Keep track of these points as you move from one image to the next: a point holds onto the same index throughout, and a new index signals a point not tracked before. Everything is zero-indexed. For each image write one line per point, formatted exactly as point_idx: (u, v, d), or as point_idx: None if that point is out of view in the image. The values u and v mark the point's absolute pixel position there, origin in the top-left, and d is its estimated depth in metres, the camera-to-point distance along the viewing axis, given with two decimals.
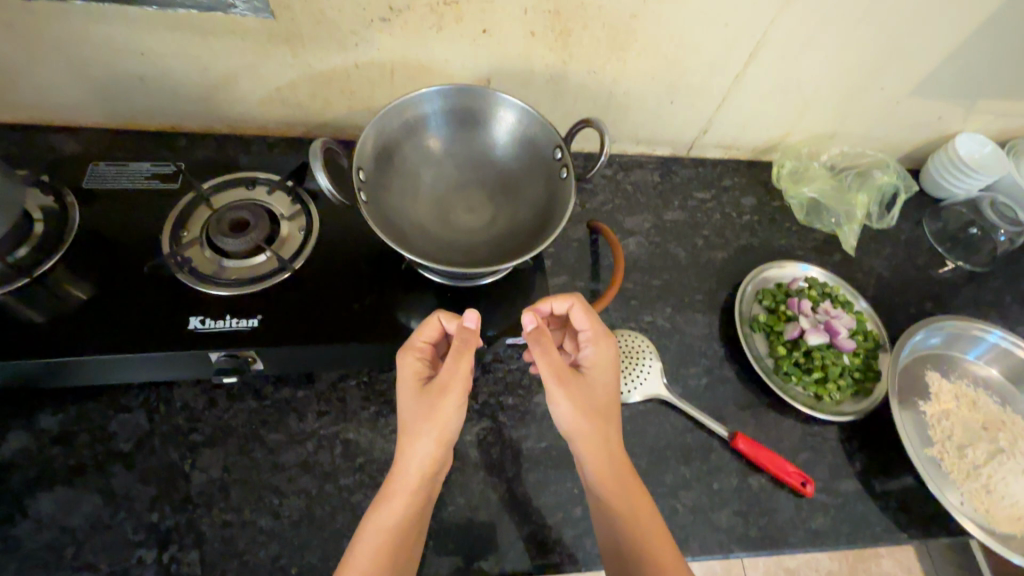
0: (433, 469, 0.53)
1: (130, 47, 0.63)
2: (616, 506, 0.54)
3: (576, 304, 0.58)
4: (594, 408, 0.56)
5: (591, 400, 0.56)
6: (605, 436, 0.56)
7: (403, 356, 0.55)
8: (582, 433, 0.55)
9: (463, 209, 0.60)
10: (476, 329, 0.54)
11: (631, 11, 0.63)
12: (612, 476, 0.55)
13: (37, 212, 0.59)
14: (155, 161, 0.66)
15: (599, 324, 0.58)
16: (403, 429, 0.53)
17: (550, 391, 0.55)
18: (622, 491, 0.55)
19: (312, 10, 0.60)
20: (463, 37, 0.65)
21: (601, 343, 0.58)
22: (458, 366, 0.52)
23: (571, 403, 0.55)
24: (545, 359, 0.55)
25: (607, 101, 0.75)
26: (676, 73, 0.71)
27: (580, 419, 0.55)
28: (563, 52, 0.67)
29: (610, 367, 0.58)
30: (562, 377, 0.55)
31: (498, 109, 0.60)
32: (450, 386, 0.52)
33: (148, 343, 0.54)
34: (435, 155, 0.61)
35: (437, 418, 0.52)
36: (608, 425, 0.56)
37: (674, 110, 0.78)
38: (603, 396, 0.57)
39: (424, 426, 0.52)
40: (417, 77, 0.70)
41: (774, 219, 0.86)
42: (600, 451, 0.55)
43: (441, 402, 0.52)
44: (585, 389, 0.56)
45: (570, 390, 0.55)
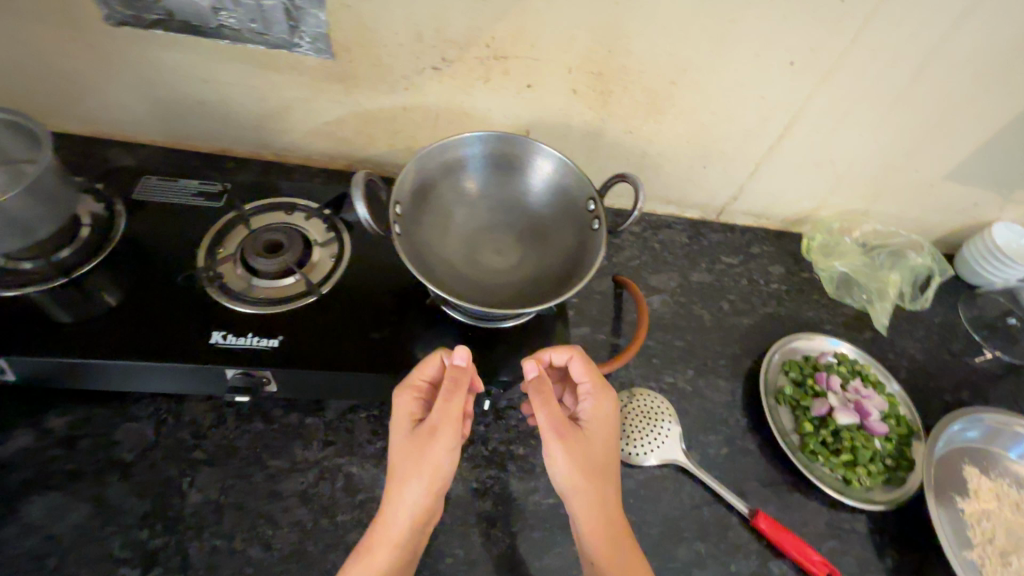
0: (421, 515, 0.51)
1: (198, 74, 0.68)
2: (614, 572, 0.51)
3: (575, 357, 0.57)
4: (592, 464, 0.53)
5: (590, 456, 0.54)
6: (603, 495, 0.53)
7: (400, 394, 0.54)
8: (580, 492, 0.52)
9: (491, 251, 0.61)
10: (465, 367, 0.53)
11: (670, 77, 0.65)
12: (610, 539, 0.52)
13: (86, 218, 0.62)
14: (203, 180, 0.68)
15: (598, 378, 0.57)
16: (392, 471, 0.51)
17: (547, 445, 0.53)
18: (619, 554, 0.51)
19: (369, 53, 0.64)
20: (507, 89, 0.68)
21: (600, 398, 0.56)
22: (449, 406, 0.51)
23: (570, 458, 0.52)
24: (543, 409, 0.53)
25: (640, 160, 0.77)
26: (710, 139, 0.73)
27: (577, 476, 0.52)
28: (601, 111, 0.70)
29: (610, 422, 0.56)
30: (560, 430, 0.53)
31: (534, 159, 0.61)
32: (440, 428, 0.51)
33: (169, 352, 0.54)
34: (470, 196, 0.62)
35: (427, 463, 0.50)
36: (607, 485, 0.54)
37: (706, 174, 0.79)
38: (602, 452, 0.55)
39: (414, 470, 0.50)
40: (460, 123, 0.73)
41: (803, 290, 0.85)
42: (597, 509, 0.52)
43: (432, 445, 0.50)
44: (583, 444, 0.54)
45: (568, 444, 0.53)
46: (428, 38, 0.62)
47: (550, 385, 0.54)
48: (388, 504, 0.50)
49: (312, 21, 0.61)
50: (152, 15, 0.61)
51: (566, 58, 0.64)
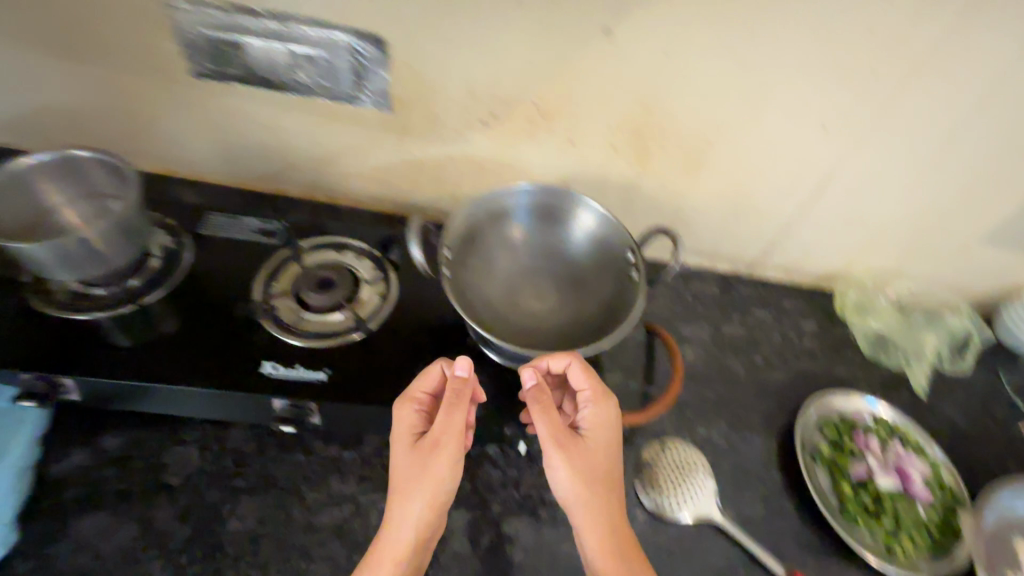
0: (423, 529, 0.52)
1: (266, 122, 0.74)
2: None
3: (574, 362, 0.55)
4: (594, 474, 0.53)
5: (592, 466, 0.53)
6: (605, 506, 0.52)
7: (400, 406, 0.55)
8: (582, 504, 0.52)
9: (531, 296, 0.63)
10: (467, 377, 0.53)
11: (706, 137, 0.68)
12: (614, 552, 0.51)
13: (157, 249, 0.66)
14: (264, 220, 0.72)
15: (599, 384, 0.55)
16: (394, 485, 0.52)
17: (546, 455, 0.53)
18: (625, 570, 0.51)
19: (424, 108, 0.69)
20: (550, 144, 0.72)
21: (601, 404, 0.55)
22: (450, 420, 0.52)
23: (569, 468, 0.52)
24: (543, 418, 0.53)
25: (674, 214, 0.79)
26: (744, 196, 0.75)
27: (578, 486, 0.52)
28: (638, 167, 0.73)
29: (612, 430, 0.55)
30: (559, 439, 0.53)
31: (576, 211, 0.63)
32: (442, 442, 0.52)
33: (222, 380, 0.56)
34: (512, 242, 0.64)
35: (429, 478, 0.51)
36: (610, 496, 0.53)
37: (739, 230, 0.81)
38: (604, 462, 0.54)
39: (417, 483, 0.51)
40: (503, 173, 0.77)
41: (837, 348, 0.85)
42: (600, 521, 0.52)
43: (434, 459, 0.52)
44: (584, 454, 0.53)
45: (568, 454, 0.53)
46: (480, 97, 0.67)
47: (548, 393, 0.54)
48: (391, 518, 0.51)
49: (376, 79, 0.66)
50: (232, 71, 0.68)
51: (607, 117, 0.68)
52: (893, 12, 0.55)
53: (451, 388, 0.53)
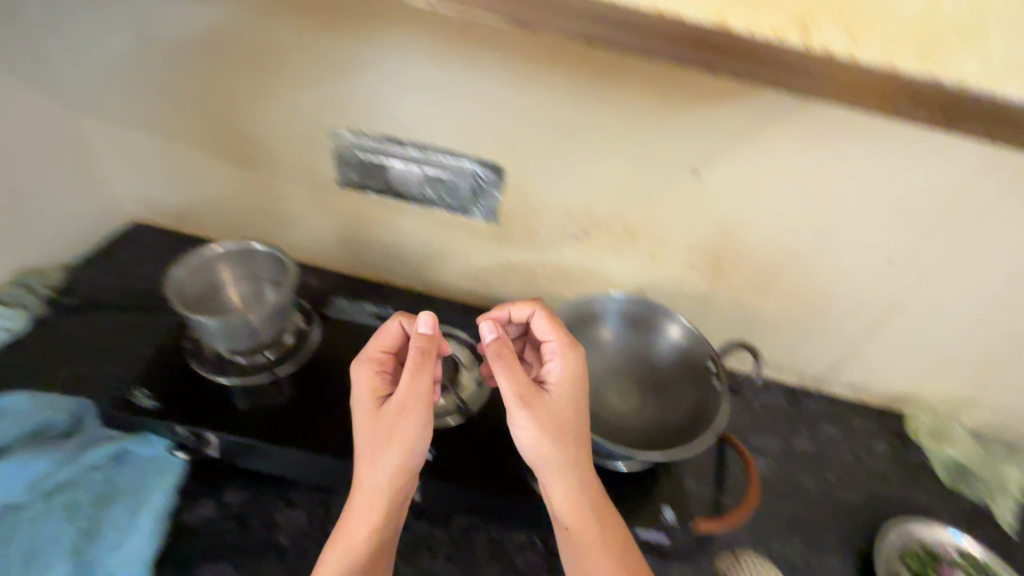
0: (395, 492, 0.54)
1: (387, 225, 0.87)
2: (587, 540, 0.54)
3: (536, 312, 0.62)
4: (559, 425, 0.55)
5: (556, 420, 0.55)
6: (573, 461, 0.55)
7: (362, 368, 0.59)
8: (547, 456, 0.54)
9: (615, 395, 0.69)
10: (430, 335, 0.56)
11: (778, 261, 0.76)
12: (583, 505, 0.55)
13: (292, 329, 0.76)
14: (379, 306, 0.84)
15: (559, 334, 0.60)
16: (362, 446, 0.54)
17: (512, 414, 0.54)
18: (595, 523, 0.55)
19: (526, 223, 0.81)
20: (633, 258, 0.81)
21: (563, 356, 0.58)
22: (416, 384, 0.54)
23: (534, 423, 0.54)
24: (507, 377, 0.54)
25: (745, 326, 0.85)
26: (812, 315, 0.81)
27: (547, 444, 0.54)
28: (713, 282, 0.81)
29: (575, 382, 0.57)
30: (525, 398, 0.54)
31: (664, 322, 0.70)
32: (408, 403, 0.54)
33: (338, 449, 0.63)
34: (600, 342, 0.71)
35: (398, 438, 0.53)
36: (573, 447, 0.55)
37: (807, 346, 0.85)
38: (567, 415, 0.56)
39: (386, 442, 0.54)
40: (587, 280, 0.86)
41: (912, 473, 0.84)
42: (569, 476, 0.55)
43: (401, 420, 0.54)
44: (549, 409, 0.55)
45: (533, 408, 0.54)
46: (577, 217, 0.78)
47: (510, 349, 0.56)
48: (364, 475, 0.54)
49: (489, 197, 0.79)
50: (370, 183, 0.82)
51: (688, 238, 0.77)
52: (953, 175, 0.63)
53: (417, 348, 0.55)
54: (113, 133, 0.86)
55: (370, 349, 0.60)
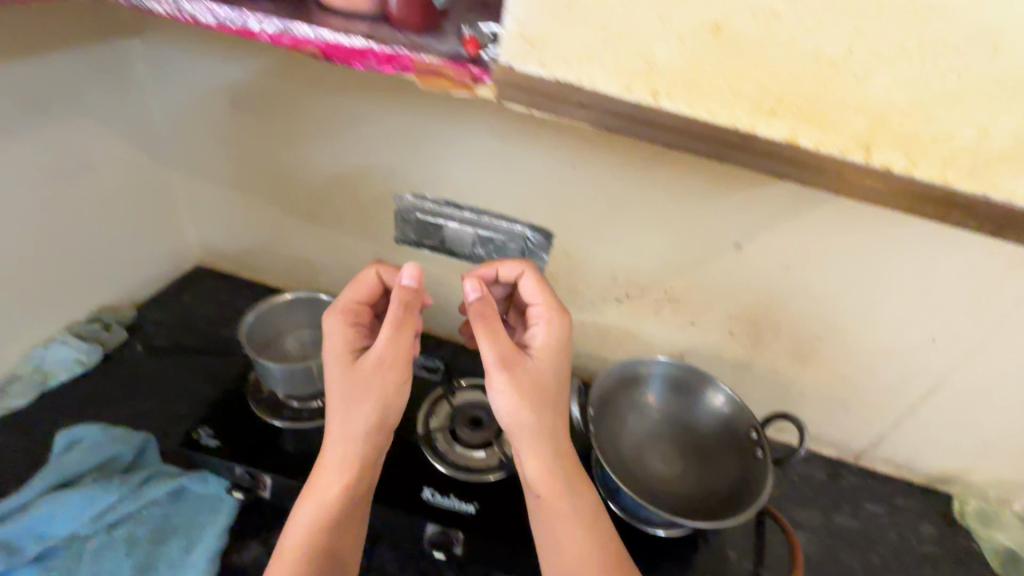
0: (368, 446, 0.55)
1: (437, 280, 0.92)
2: (558, 506, 0.55)
3: (525, 273, 0.63)
4: (535, 387, 0.55)
5: (533, 382, 0.55)
6: (549, 424, 0.55)
7: (340, 320, 0.59)
8: (522, 419, 0.54)
9: (656, 459, 0.70)
10: (411, 288, 0.55)
11: (818, 333, 0.77)
12: (555, 469, 0.55)
13: None
14: (427, 357, 0.86)
15: (545, 297, 0.61)
16: (337, 398, 0.55)
17: (491, 373, 0.54)
18: (567, 488, 0.56)
19: (570, 284, 0.84)
20: (673, 323, 0.84)
21: (548, 319, 0.59)
22: (394, 338, 0.55)
23: (511, 383, 0.54)
24: (488, 337, 0.55)
25: (783, 395, 0.86)
26: (851, 389, 0.81)
27: (522, 404, 0.54)
28: (752, 350, 0.83)
29: (554, 345, 0.58)
30: (506, 358, 0.54)
31: (708, 390, 0.71)
32: (384, 356, 0.54)
33: (386, 497, 0.65)
34: (643, 405, 0.73)
35: (373, 391, 0.54)
36: (551, 411, 0.56)
37: (847, 419, 0.85)
38: (543, 376, 0.56)
39: (362, 394, 0.54)
40: (627, 341, 0.88)
41: (961, 559, 0.81)
42: (544, 440, 0.55)
43: (377, 374, 0.54)
44: (528, 371, 0.55)
45: (512, 369, 0.54)
46: (620, 281, 0.82)
47: (493, 310, 0.56)
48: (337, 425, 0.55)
49: (537, 259, 0.83)
50: (425, 241, 0.88)
51: (729, 306, 0.79)
52: (995, 261, 0.65)
53: (398, 301, 0.54)
54: (193, 186, 0.94)
55: (348, 304, 0.61)
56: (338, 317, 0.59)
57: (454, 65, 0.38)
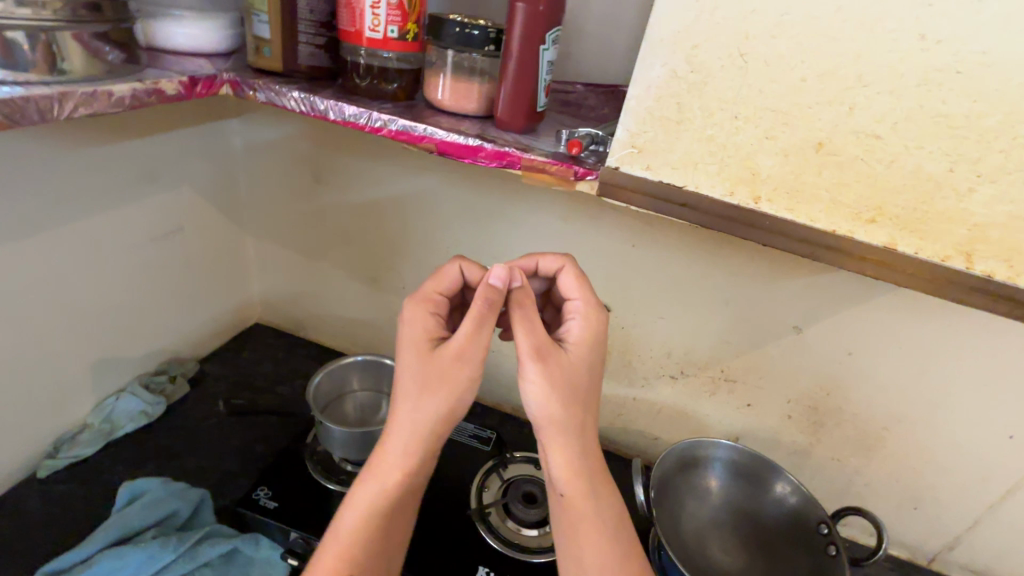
0: (432, 440, 0.50)
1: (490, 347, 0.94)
2: (583, 519, 0.49)
3: (565, 267, 0.55)
4: (571, 389, 0.49)
5: (570, 382, 0.49)
6: (580, 426, 0.49)
7: (414, 307, 0.52)
8: (551, 420, 0.48)
9: (718, 549, 0.68)
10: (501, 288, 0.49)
11: (883, 423, 0.75)
12: (580, 475, 0.49)
13: None
14: (477, 425, 0.86)
15: (588, 294, 0.53)
16: (404, 384, 0.49)
17: (523, 365, 0.48)
18: (596, 499, 0.49)
19: (624, 358, 0.85)
20: (729, 403, 0.83)
21: (588, 316, 0.52)
22: (478, 334, 0.49)
23: (544, 379, 0.48)
24: (523, 325, 0.48)
25: (845, 486, 0.82)
26: (921, 483, 0.77)
27: (555, 405, 0.48)
28: (812, 436, 0.80)
29: (595, 347, 0.51)
30: (542, 351, 0.48)
31: (774, 479, 0.69)
32: (464, 350, 0.48)
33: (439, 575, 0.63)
34: (703, 489, 0.72)
35: (447, 385, 0.49)
36: (585, 417, 0.50)
37: (917, 516, 0.80)
38: (582, 379, 0.50)
39: (434, 385, 0.49)
40: (679, 419, 0.87)
41: None
42: (574, 444, 0.49)
43: (456, 368, 0.49)
44: (564, 369, 0.49)
45: (546, 366, 0.48)
46: (675, 357, 0.82)
47: (531, 300, 0.51)
48: (401, 414, 0.50)
49: None
50: None
51: (788, 390, 0.78)
52: None
53: (481, 299, 0.48)
54: (265, 249, 1.00)
55: (432, 293, 0.53)
56: (417, 303, 0.52)
57: (558, 163, 0.42)
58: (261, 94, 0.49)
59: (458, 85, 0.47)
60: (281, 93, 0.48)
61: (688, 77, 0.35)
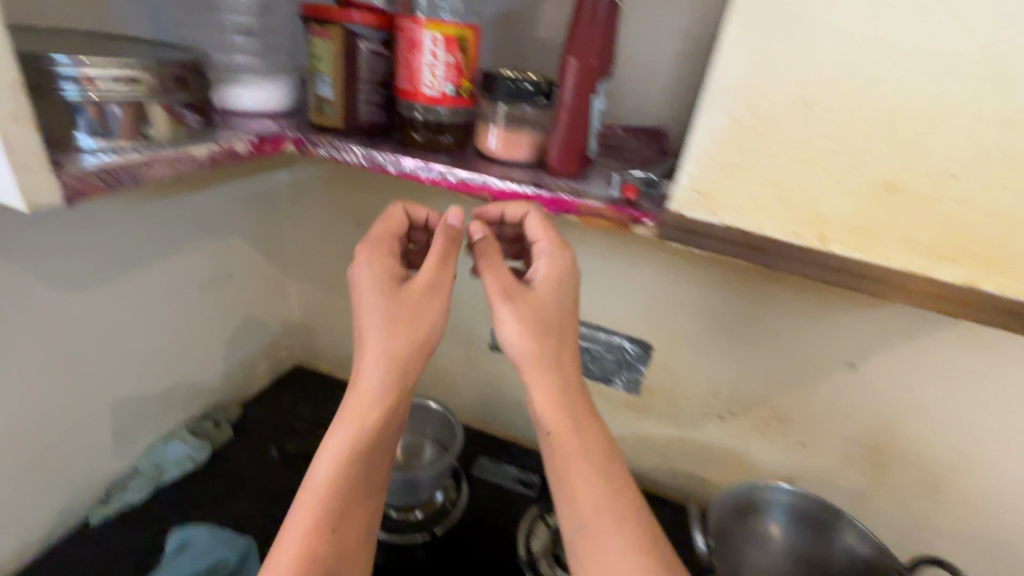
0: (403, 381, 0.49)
1: None
2: (568, 454, 0.48)
3: (530, 213, 0.52)
4: (542, 321, 0.49)
5: (540, 316, 0.50)
6: (555, 361, 0.49)
7: (370, 249, 0.53)
8: (525, 353, 0.48)
9: None
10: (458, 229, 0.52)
11: (950, 463, 0.71)
12: (562, 408, 0.49)
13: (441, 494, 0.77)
14: (521, 469, 0.85)
15: (554, 236, 0.52)
16: (371, 322, 0.49)
17: (494, 309, 0.49)
18: (580, 432, 0.48)
19: (668, 398, 0.83)
20: (781, 444, 0.80)
21: (554, 256, 0.51)
22: (441, 271, 0.51)
23: (513, 314, 0.48)
24: (488, 268, 0.50)
25: (912, 532, 0.77)
26: (997, 531, 0.72)
27: (527, 336, 0.48)
28: (872, 479, 0.76)
29: (563, 281, 0.51)
30: (509, 292, 0.49)
31: (843, 528, 0.64)
32: (428, 285, 0.51)
33: None
34: (763, 537, 0.68)
35: (417, 321, 0.50)
36: (561, 350, 0.50)
37: (996, 568, 0.74)
38: (553, 311, 0.50)
39: (402, 320, 0.49)
40: (728, 461, 0.84)
41: None
42: (552, 373, 0.49)
43: (423, 304, 0.50)
44: (533, 304, 0.50)
45: (515, 302, 0.49)
46: (723, 397, 0.80)
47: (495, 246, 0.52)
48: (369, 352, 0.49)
49: (635, 370, 0.83)
50: None
51: (844, 430, 0.75)
52: None
53: (441, 238, 0.51)
54: (307, 294, 1.02)
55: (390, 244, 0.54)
56: (373, 248, 0.53)
57: (614, 209, 0.43)
58: (322, 150, 0.51)
59: (510, 134, 0.49)
60: (341, 149, 0.50)
61: (749, 122, 0.36)
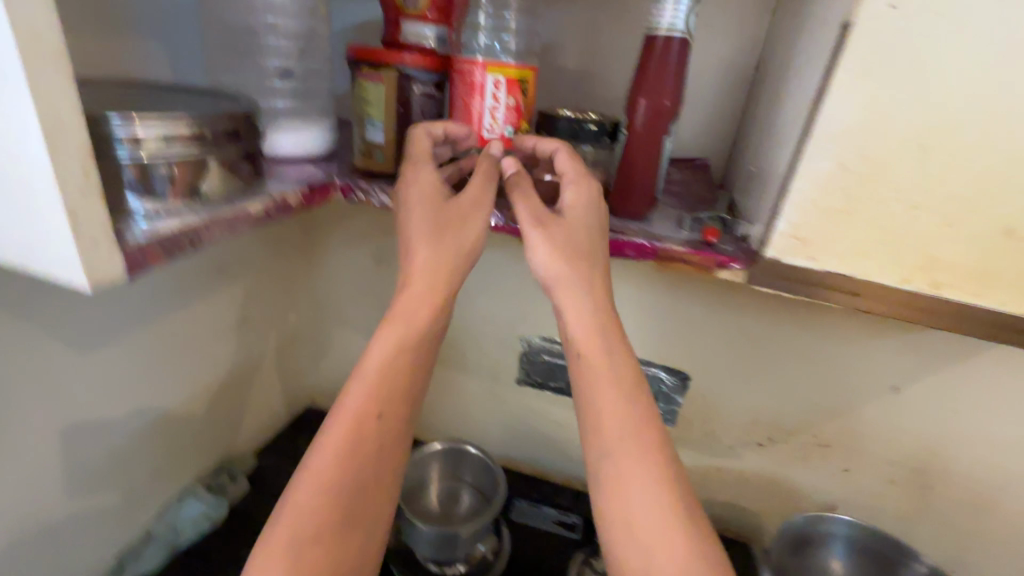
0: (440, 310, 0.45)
1: None
2: (599, 379, 0.44)
3: (559, 147, 0.45)
4: (579, 248, 0.44)
5: (577, 244, 0.45)
6: (592, 283, 0.45)
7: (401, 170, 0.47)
8: (560, 281, 0.44)
9: None
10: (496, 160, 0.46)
11: (995, 483, 0.71)
12: (596, 332, 0.45)
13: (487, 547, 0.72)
14: (561, 508, 0.81)
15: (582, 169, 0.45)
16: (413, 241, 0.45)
17: (525, 235, 0.45)
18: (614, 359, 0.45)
19: (706, 427, 0.81)
20: (824, 470, 0.78)
21: (584, 189, 0.44)
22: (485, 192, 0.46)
23: (546, 243, 0.44)
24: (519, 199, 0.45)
25: (957, 554, 0.76)
26: None
27: (562, 264, 0.44)
28: (917, 502, 0.75)
29: (597, 214, 0.45)
30: (540, 219, 0.45)
31: (909, 562, 0.63)
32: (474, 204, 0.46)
33: None
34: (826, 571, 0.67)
35: (463, 240, 0.45)
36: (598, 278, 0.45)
37: None
38: (590, 239, 0.45)
39: (446, 240, 0.45)
40: (769, 488, 0.82)
41: None
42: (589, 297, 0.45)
43: (468, 224, 0.45)
44: (569, 231, 0.44)
45: (549, 230, 0.44)
46: (763, 424, 0.79)
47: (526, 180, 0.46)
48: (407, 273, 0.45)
49: (671, 400, 0.81)
50: None
51: (888, 454, 0.74)
52: None
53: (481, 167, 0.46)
54: (320, 331, 0.98)
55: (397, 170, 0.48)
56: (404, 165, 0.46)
57: (697, 253, 0.43)
58: (374, 198, 0.49)
59: None
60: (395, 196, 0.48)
61: (859, 169, 0.35)
